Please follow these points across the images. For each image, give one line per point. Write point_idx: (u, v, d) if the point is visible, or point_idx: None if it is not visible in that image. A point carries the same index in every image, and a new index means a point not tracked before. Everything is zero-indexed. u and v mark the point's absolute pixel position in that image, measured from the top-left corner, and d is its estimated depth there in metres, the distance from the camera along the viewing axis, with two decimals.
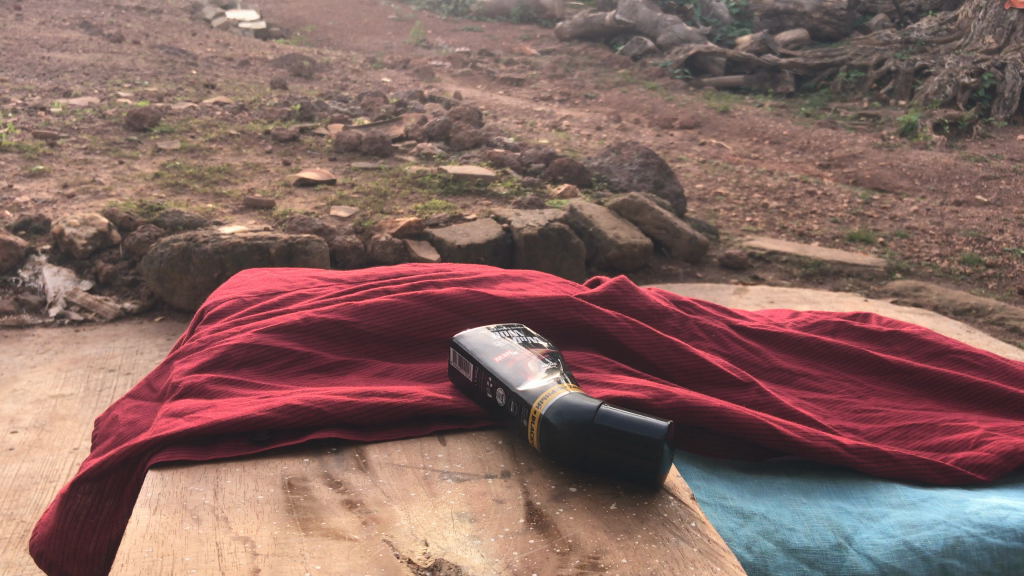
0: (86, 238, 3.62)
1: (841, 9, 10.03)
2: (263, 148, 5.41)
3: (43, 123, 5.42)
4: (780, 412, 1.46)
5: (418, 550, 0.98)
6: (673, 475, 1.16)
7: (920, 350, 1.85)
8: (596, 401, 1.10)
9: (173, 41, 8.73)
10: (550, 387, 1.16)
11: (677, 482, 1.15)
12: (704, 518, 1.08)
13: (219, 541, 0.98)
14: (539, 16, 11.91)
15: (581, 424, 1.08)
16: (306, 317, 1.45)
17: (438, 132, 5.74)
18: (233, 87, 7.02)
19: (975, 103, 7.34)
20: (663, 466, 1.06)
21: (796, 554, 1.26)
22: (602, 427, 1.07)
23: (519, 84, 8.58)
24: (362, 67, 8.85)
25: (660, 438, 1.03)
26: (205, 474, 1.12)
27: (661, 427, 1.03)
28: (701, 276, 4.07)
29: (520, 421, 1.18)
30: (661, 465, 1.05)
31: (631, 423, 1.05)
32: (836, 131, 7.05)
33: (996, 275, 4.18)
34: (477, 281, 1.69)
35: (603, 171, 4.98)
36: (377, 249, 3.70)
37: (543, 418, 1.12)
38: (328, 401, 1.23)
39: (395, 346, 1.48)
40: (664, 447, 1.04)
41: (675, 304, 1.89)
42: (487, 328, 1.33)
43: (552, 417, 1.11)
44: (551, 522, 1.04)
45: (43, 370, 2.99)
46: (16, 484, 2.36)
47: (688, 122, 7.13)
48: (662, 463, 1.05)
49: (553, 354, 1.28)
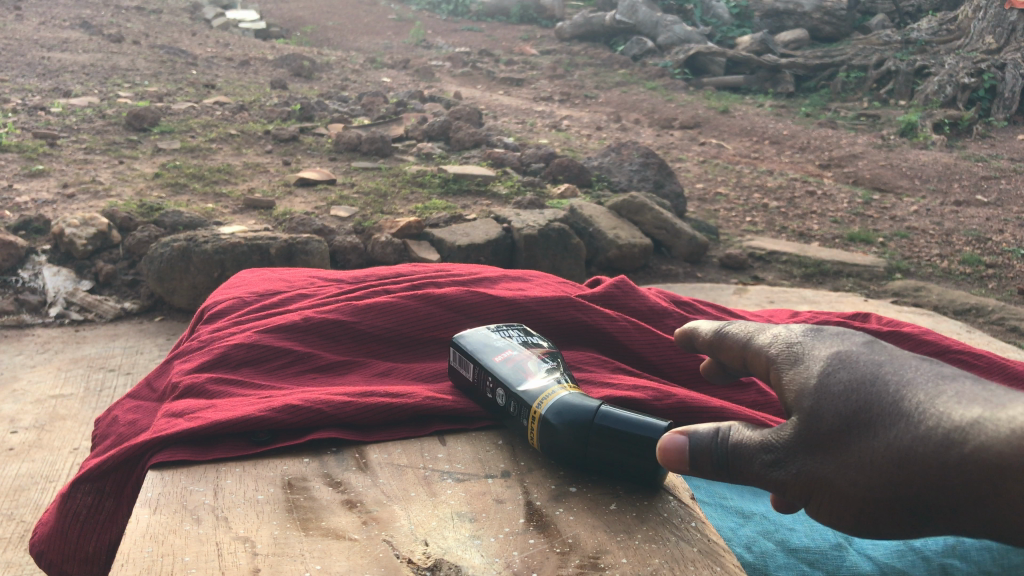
0: (86, 238, 3.62)
1: (841, 9, 10.04)
2: (263, 148, 5.41)
3: (43, 123, 5.43)
4: (780, 412, 1.46)
5: (418, 550, 0.98)
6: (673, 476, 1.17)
7: (921, 350, 1.85)
8: (596, 401, 1.10)
9: (173, 41, 8.73)
10: (549, 387, 1.16)
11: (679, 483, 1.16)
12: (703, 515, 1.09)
13: (219, 541, 0.98)
14: (539, 16, 11.89)
15: (581, 424, 1.08)
16: (306, 317, 1.45)
17: (438, 131, 5.74)
18: (233, 87, 7.02)
19: (975, 103, 7.34)
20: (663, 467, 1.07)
21: (796, 555, 1.25)
22: (602, 427, 1.07)
23: (519, 84, 8.57)
24: (362, 67, 8.85)
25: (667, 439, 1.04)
26: (206, 474, 1.12)
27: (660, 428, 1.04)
28: (701, 276, 4.06)
29: (520, 422, 1.18)
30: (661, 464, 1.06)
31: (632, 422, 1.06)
32: (836, 131, 7.05)
33: (996, 275, 4.18)
34: (477, 281, 1.69)
35: (603, 171, 4.98)
36: (377, 249, 3.70)
37: (543, 418, 1.12)
38: (329, 401, 1.23)
39: (396, 346, 1.48)
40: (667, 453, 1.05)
41: (676, 304, 1.89)
42: (488, 328, 1.33)
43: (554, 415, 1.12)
44: (551, 522, 1.04)
45: (43, 370, 2.99)
46: (16, 484, 2.36)
47: (688, 122, 7.13)
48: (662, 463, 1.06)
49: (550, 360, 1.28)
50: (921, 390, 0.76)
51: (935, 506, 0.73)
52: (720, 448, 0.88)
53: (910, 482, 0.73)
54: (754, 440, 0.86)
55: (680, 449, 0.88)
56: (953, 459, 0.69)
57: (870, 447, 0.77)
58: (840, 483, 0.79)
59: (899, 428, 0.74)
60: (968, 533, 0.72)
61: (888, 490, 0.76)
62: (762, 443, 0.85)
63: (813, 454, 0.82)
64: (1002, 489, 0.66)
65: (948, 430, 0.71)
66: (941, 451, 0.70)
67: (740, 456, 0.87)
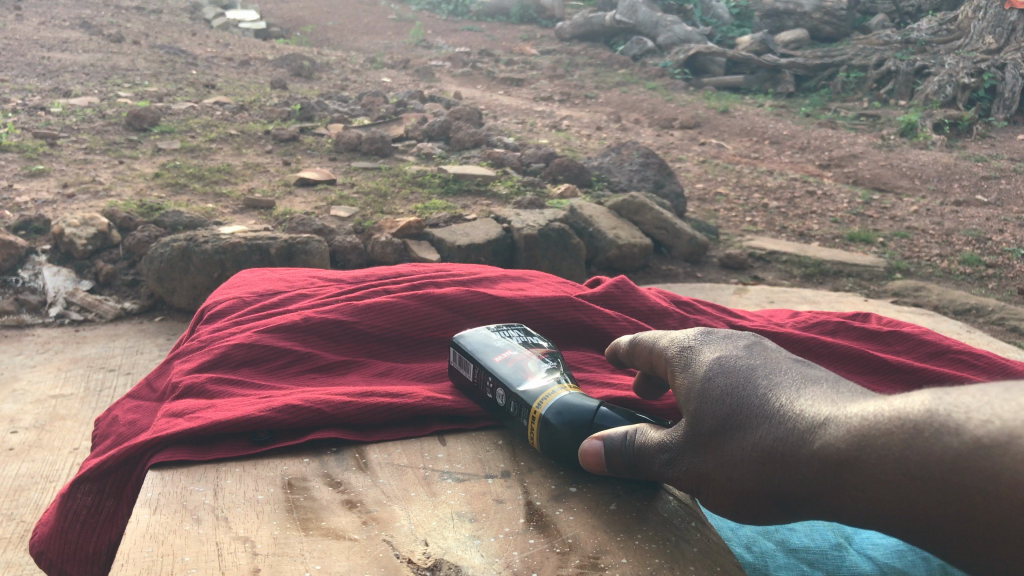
0: (86, 238, 3.61)
1: (841, 9, 10.04)
2: (263, 148, 5.42)
3: (43, 123, 5.43)
4: None
5: (418, 550, 0.98)
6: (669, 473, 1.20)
7: (920, 350, 1.85)
8: (596, 401, 1.12)
9: (173, 41, 8.73)
10: (550, 387, 1.16)
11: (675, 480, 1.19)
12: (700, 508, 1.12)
13: (219, 541, 0.98)
14: (539, 16, 11.89)
15: (582, 425, 1.10)
16: (306, 317, 1.45)
17: (438, 131, 5.74)
18: (233, 87, 7.02)
19: (975, 103, 7.34)
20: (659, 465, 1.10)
21: (796, 555, 1.25)
22: (602, 427, 1.09)
23: (519, 84, 8.57)
24: (362, 67, 8.85)
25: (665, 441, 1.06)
26: (206, 474, 1.12)
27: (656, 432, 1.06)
28: (702, 276, 4.06)
29: (520, 421, 1.18)
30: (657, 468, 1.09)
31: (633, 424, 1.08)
32: (836, 131, 7.05)
33: (996, 275, 4.18)
34: (477, 281, 1.69)
35: (602, 171, 4.97)
36: (377, 249, 3.70)
37: (543, 417, 1.13)
38: (328, 401, 1.23)
39: (395, 346, 1.48)
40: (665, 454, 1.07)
41: (676, 304, 1.89)
42: (488, 328, 1.33)
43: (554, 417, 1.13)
44: (551, 521, 1.04)
45: (43, 370, 3.00)
46: (16, 483, 2.36)
47: (688, 121, 7.12)
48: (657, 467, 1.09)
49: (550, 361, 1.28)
50: (784, 393, 0.92)
51: (789, 493, 0.88)
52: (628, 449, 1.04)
53: (770, 472, 0.88)
54: (653, 440, 1.02)
55: (596, 453, 1.05)
56: (802, 450, 0.85)
57: (741, 445, 0.92)
58: (719, 477, 0.94)
59: (763, 424, 0.90)
60: (819, 517, 0.87)
61: (753, 480, 0.90)
62: (659, 442, 1.01)
63: (696, 453, 0.97)
64: (842, 479, 0.81)
65: (801, 427, 0.86)
66: (792, 444, 0.86)
67: (643, 453, 1.03)
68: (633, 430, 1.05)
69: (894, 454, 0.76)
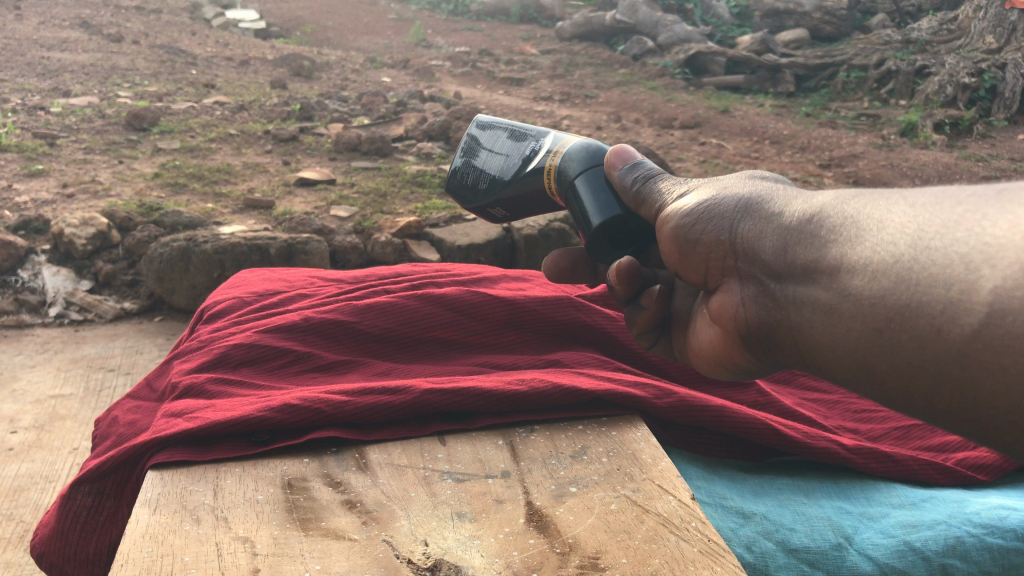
0: (86, 238, 3.61)
1: (841, 9, 10.01)
2: (262, 148, 5.41)
3: (43, 123, 5.42)
4: (780, 412, 1.45)
5: (418, 550, 0.98)
6: (556, 256, 1.34)
7: None
8: (602, 167, 1.24)
9: (173, 41, 8.71)
10: (563, 141, 1.31)
11: (558, 262, 1.34)
12: (615, 268, 1.19)
13: (219, 541, 0.98)
14: (539, 16, 11.87)
15: (595, 164, 1.24)
16: (306, 317, 1.45)
17: (438, 131, 5.70)
18: (233, 87, 7.01)
19: (975, 103, 7.31)
20: (582, 244, 1.26)
21: (796, 555, 1.24)
22: (594, 179, 1.22)
23: (518, 84, 8.55)
24: (362, 67, 8.83)
25: (595, 231, 1.20)
26: (205, 474, 1.12)
27: (613, 210, 1.19)
28: None
29: (541, 157, 1.31)
30: (597, 222, 1.19)
31: (604, 208, 1.19)
32: (836, 131, 7.04)
33: None
34: (477, 281, 1.68)
35: None
36: (377, 249, 3.72)
37: (568, 149, 1.28)
38: (327, 399, 1.21)
39: (394, 346, 1.46)
40: (587, 235, 1.21)
41: None
42: (489, 126, 1.42)
43: (574, 164, 1.25)
44: (551, 522, 1.04)
45: (43, 370, 2.99)
46: (16, 484, 2.39)
47: (688, 121, 7.09)
48: (597, 222, 1.19)
49: (514, 212, 1.40)
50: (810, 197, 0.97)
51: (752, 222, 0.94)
52: (641, 183, 1.14)
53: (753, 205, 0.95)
54: (658, 188, 1.12)
55: (618, 158, 1.18)
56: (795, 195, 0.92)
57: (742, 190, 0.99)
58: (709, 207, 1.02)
59: (808, 197, 0.90)
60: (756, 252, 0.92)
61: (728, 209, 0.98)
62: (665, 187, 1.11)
63: None
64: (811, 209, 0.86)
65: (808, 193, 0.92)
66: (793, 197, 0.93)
67: (658, 192, 1.12)
68: (659, 174, 1.14)
69: (919, 211, 0.75)
